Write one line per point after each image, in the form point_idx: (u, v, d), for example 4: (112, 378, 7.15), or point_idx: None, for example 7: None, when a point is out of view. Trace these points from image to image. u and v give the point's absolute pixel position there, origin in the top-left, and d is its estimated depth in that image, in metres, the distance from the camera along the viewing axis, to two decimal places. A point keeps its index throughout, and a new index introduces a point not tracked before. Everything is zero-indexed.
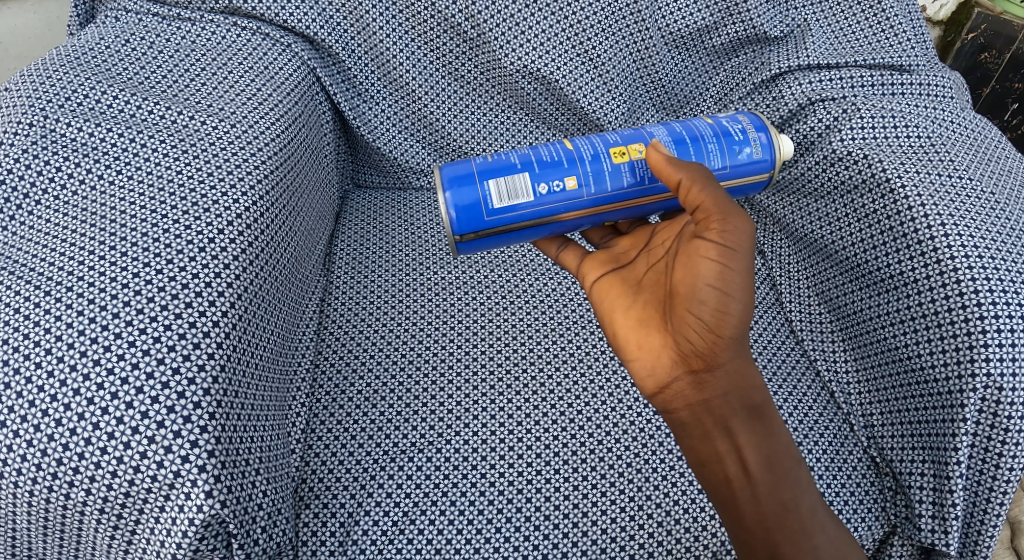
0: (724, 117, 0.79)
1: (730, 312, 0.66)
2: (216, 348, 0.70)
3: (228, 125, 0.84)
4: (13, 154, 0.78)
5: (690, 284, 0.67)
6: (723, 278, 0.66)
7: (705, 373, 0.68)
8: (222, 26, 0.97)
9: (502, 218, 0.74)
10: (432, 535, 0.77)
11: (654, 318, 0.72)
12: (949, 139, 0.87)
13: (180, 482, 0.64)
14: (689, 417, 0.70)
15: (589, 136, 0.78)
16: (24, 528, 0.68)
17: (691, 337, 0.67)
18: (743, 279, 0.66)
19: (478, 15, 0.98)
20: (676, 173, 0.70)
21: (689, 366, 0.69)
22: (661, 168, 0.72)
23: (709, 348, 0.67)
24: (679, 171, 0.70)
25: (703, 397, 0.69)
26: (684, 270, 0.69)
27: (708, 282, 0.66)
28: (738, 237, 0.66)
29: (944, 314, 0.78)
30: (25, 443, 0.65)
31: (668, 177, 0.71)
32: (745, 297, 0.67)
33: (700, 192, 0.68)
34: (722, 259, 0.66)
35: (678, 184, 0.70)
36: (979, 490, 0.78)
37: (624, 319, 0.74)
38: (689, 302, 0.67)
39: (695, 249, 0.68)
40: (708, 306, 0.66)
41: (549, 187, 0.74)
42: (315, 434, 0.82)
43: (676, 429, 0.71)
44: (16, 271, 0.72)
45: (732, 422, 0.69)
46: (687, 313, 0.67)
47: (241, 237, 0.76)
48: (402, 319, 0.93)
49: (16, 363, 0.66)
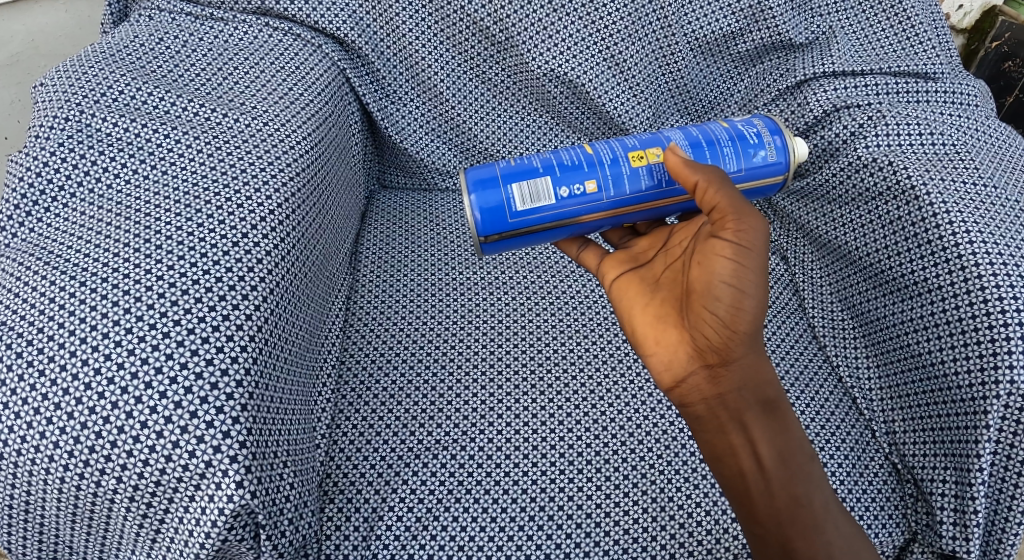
0: (739, 121, 0.80)
1: (745, 309, 0.67)
2: (249, 341, 0.71)
3: (261, 123, 0.85)
4: (50, 147, 0.80)
5: (706, 281, 0.68)
6: (738, 276, 0.67)
7: (721, 368, 0.69)
8: (254, 25, 0.99)
9: (525, 221, 0.75)
10: (456, 532, 0.78)
11: (671, 314, 0.72)
12: (974, 147, 0.87)
13: (211, 472, 0.65)
14: (705, 412, 0.70)
15: (608, 140, 0.79)
16: (54, 515, 0.69)
17: (707, 332, 0.68)
18: (757, 277, 0.67)
19: (507, 18, 0.99)
20: (692, 175, 0.71)
21: (705, 363, 0.69)
22: (679, 171, 0.72)
23: (724, 343, 0.67)
24: (696, 173, 0.71)
25: (718, 392, 0.69)
26: (700, 268, 0.69)
27: (723, 280, 0.67)
28: (753, 236, 0.67)
29: (968, 321, 0.78)
30: (59, 430, 0.66)
31: (685, 179, 0.72)
32: (760, 294, 0.67)
33: (716, 193, 0.69)
34: (737, 257, 0.67)
35: (695, 185, 0.71)
36: (1000, 498, 0.78)
37: (642, 315, 0.75)
38: (705, 300, 0.68)
39: (711, 247, 0.69)
40: (723, 303, 0.67)
41: (570, 190, 0.74)
42: (340, 429, 0.83)
43: (692, 425, 0.72)
44: (52, 262, 0.73)
45: (747, 417, 0.69)
46: (703, 309, 0.68)
47: (273, 233, 0.78)
48: (427, 318, 0.94)
49: (52, 351, 0.68)
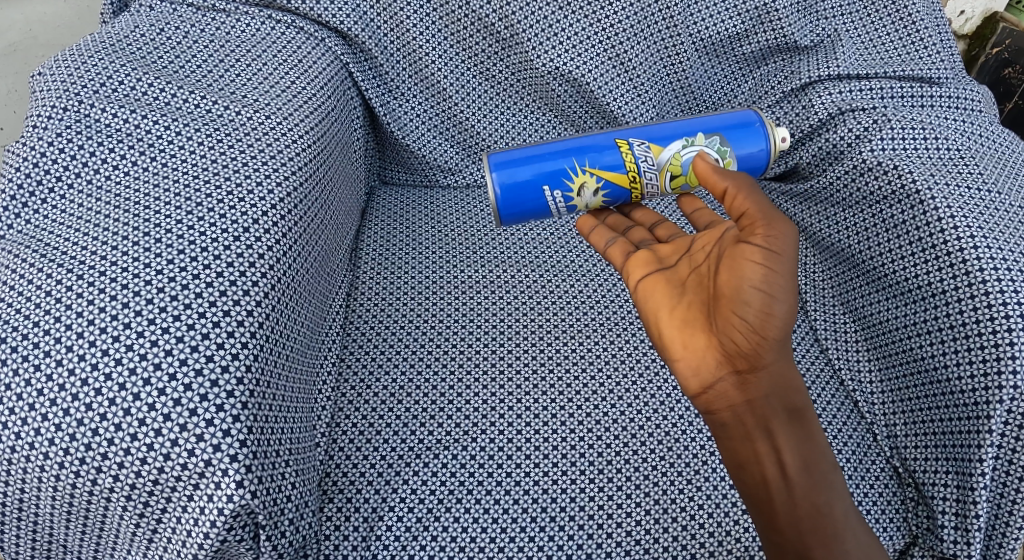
0: None
1: (776, 316, 0.66)
2: (250, 338, 0.70)
3: (263, 116, 0.84)
4: (48, 138, 0.79)
5: (736, 286, 0.66)
6: (769, 281, 0.66)
7: (750, 374, 0.68)
8: (257, 18, 0.98)
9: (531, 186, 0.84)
10: (457, 533, 0.77)
11: (699, 319, 0.70)
12: (978, 153, 0.88)
13: (210, 471, 0.64)
14: (731, 418, 0.69)
15: None
16: (47, 513, 0.68)
17: (736, 338, 0.67)
18: (787, 281, 0.66)
19: (512, 15, 0.99)
20: (721, 181, 0.72)
21: (732, 369, 0.68)
22: (707, 176, 0.73)
23: (754, 348, 0.67)
24: (725, 179, 0.72)
25: (746, 399, 0.69)
26: (729, 272, 0.67)
27: (753, 284, 0.66)
28: (783, 242, 0.66)
29: (972, 326, 0.78)
30: (54, 427, 0.64)
31: (714, 185, 0.73)
32: (789, 300, 0.66)
33: (746, 200, 0.70)
34: (767, 262, 0.66)
35: (723, 191, 0.72)
36: (1001, 503, 0.78)
37: (668, 319, 0.72)
38: (734, 305, 0.66)
39: (739, 251, 0.67)
40: (753, 308, 0.66)
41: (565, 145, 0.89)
42: (340, 428, 0.82)
43: (717, 431, 0.70)
44: (49, 255, 0.72)
45: (773, 422, 0.68)
46: (733, 315, 0.66)
47: (275, 228, 0.77)
48: (428, 316, 0.93)
49: (47, 346, 0.66)
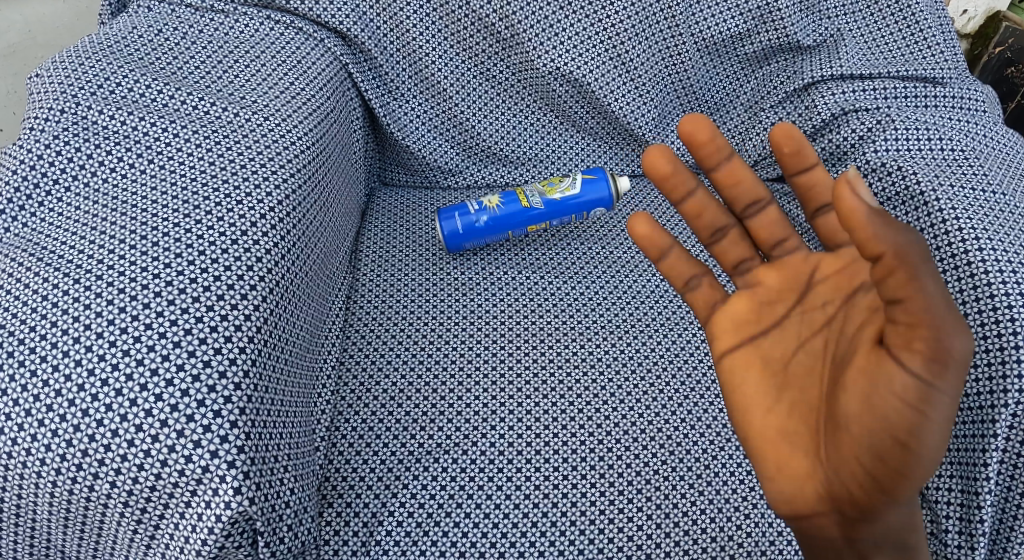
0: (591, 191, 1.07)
1: (919, 451, 0.53)
2: (248, 342, 0.69)
3: (262, 118, 0.84)
4: (45, 140, 0.78)
5: (863, 413, 0.54)
6: (914, 421, 0.52)
7: (859, 523, 0.58)
8: (256, 19, 0.97)
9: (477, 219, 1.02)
10: (457, 537, 0.76)
11: (805, 429, 0.59)
12: (983, 153, 0.87)
13: (208, 478, 0.63)
14: (827, 537, 0.60)
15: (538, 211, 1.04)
16: (45, 519, 0.67)
17: (851, 474, 0.56)
18: (940, 428, 0.52)
19: (513, 15, 0.98)
20: (881, 242, 0.51)
21: (872, 483, 0.55)
22: (854, 222, 0.51)
23: (870, 498, 0.56)
24: (887, 239, 0.51)
25: (848, 535, 0.59)
26: (858, 401, 0.55)
27: (892, 422, 0.53)
28: (956, 353, 0.51)
29: (978, 329, 0.77)
30: (51, 433, 0.64)
31: (868, 244, 0.51)
32: (941, 439, 0.53)
33: (916, 285, 0.51)
34: (925, 385, 0.51)
35: (877, 256, 0.51)
36: (1005, 506, 0.77)
37: (764, 419, 0.61)
38: (857, 433, 0.55)
39: (879, 360, 0.54)
40: (879, 455, 0.54)
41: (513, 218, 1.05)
42: (340, 432, 0.82)
43: (804, 542, 0.61)
44: (45, 258, 0.71)
45: (868, 551, 0.60)
46: (852, 448, 0.55)
47: (274, 230, 0.76)
48: (428, 319, 0.93)
49: (44, 351, 0.66)
